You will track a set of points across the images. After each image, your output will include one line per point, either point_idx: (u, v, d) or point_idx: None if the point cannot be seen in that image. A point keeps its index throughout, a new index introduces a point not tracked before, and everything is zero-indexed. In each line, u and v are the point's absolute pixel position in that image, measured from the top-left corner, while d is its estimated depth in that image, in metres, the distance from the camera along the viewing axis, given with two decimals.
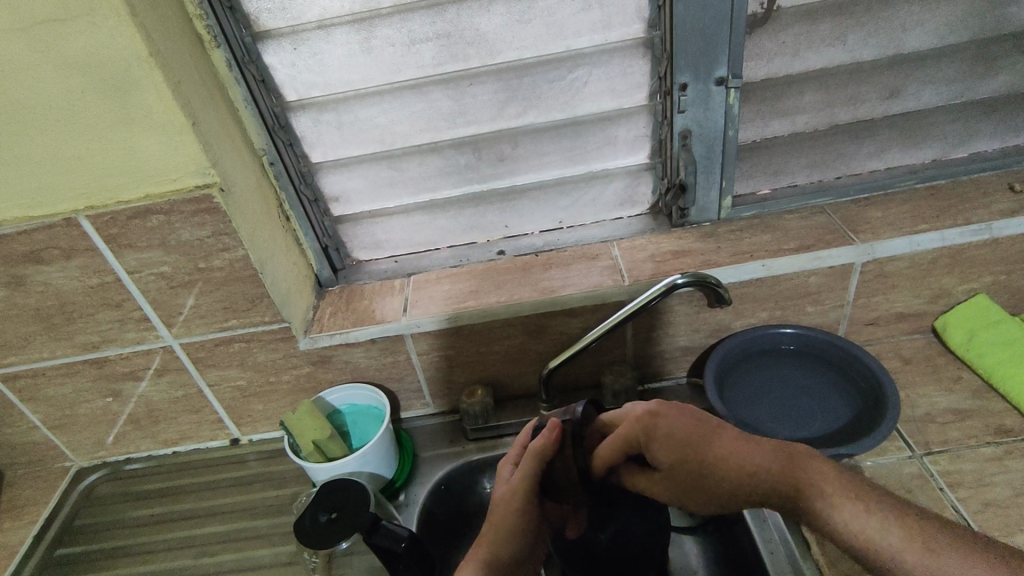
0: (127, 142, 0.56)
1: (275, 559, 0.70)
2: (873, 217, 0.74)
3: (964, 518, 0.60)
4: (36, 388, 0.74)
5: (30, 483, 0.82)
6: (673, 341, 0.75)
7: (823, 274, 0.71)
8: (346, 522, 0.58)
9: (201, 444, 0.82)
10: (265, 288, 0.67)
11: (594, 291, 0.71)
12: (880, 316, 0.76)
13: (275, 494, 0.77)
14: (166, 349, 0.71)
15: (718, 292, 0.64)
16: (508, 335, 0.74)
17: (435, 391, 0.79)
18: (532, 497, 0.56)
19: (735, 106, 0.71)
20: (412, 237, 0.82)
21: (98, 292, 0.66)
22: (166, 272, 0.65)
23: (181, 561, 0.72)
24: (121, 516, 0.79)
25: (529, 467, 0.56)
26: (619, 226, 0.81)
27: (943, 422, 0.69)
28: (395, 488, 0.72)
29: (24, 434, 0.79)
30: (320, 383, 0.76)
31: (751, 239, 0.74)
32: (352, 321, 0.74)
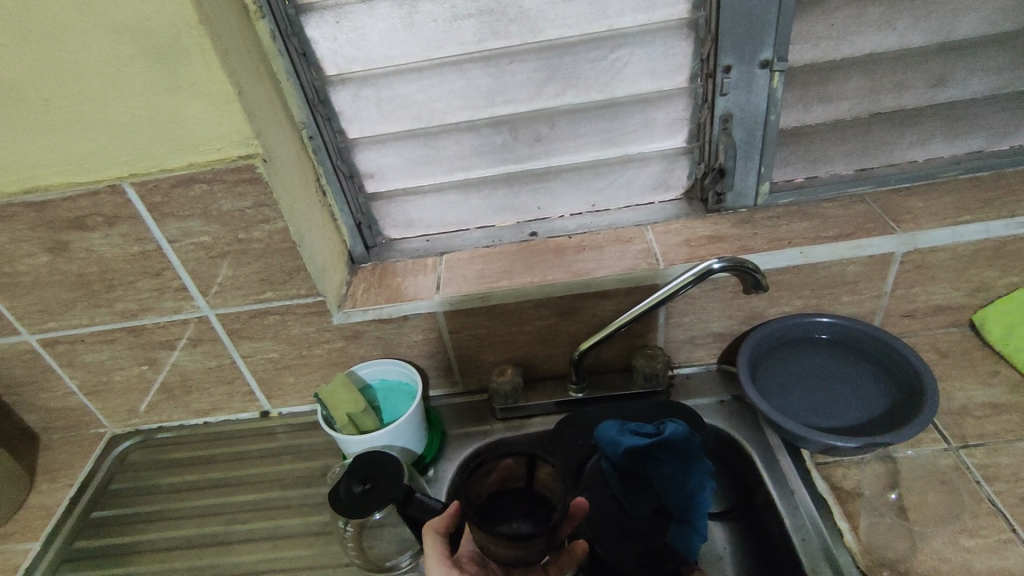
0: (174, 110, 0.56)
1: (304, 529, 0.71)
2: (915, 207, 0.73)
3: (1001, 511, 0.59)
4: (74, 354, 0.75)
5: (65, 447, 0.84)
6: (706, 327, 0.75)
7: (862, 263, 0.70)
8: (379, 493, 0.58)
9: (231, 415, 0.84)
10: (302, 261, 0.67)
11: (628, 274, 0.71)
12: (917, 308, 0.74)
13: (305, 465, 0.78)
14: (202, 319, 0.72)
15: (755, 277, 0.65)
16: (540, 316, 0.74)
17: (464, 370, 0.79)
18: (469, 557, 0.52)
19: (778, 90, 0.70)
20: (445, 216, 0.82)
21: (138, 260, 0.66)
22: (206, 241, 0.65)
23: (211, 527, 0.73)
24: (152, 482, 0.80)
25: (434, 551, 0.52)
26: (652, 210, 0.81)
27: (980, 415, 0.68)
28: (424, 463, 0.73)
29: (61, 399, 0.80)
30: (351, 359, 0.77)
31: (788, 226, 0.73)
32: (385, 298, 0.74)
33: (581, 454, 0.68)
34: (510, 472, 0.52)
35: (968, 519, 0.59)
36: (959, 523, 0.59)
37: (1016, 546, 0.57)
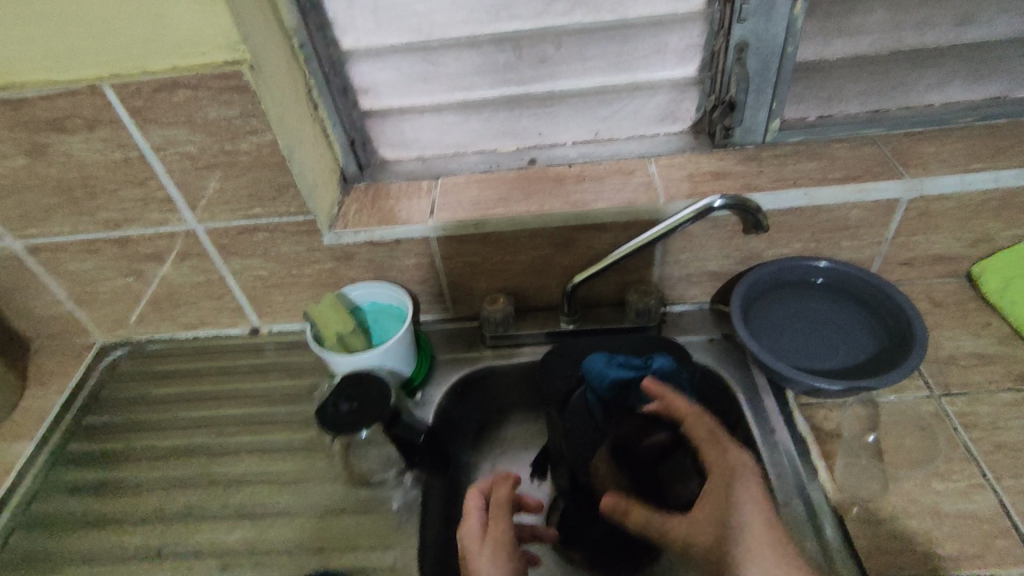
0: (155, 6, 0.53)
1: (293, 443, 0.72)
2: (927, 152, 0.70)
3: (974, 457, 0.61)
4: (59, 262, 0.74)
5: (55, 355, 0.84)
6: (702, 265, 0.74)
7: (866, 208, 0.68)
8: (366, 412, 0.59)
9: (221, 331, 0.83)
10: (292, 177, 0.65)
11: (627, 207, 0.69)
12: (916, 256, 0.74)
13: (294, 382, 0.79)
14: (189, 232, 0.71)
15: (756, 217, 0.64)
16: (534, 246, 0.72)
17: (456, 297, 0.79)
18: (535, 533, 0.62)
19: (799, 19, 0.66)
20: (442, 138, 0.79)
21: (121, 168, 0.64)
22: (192, 151, 0.63)
23: (201, 437, 0.74)
24: (141, 392, 0.81)
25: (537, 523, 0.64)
26: (656, 143, 0.78)
27: (965, 365, 0.68)
28: (412, 386, 0.73)
29: (49, 307, 0.80)
30: (341, 280, 0.76)
31: (795, 165, 0.71)
32: (377, 220, 0.72)
33: (569, 383, 0.67)
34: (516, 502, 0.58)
35: (942, 464, 0.61)
36: (932, 467, 0.60)
37: (984, 491, 0.58)
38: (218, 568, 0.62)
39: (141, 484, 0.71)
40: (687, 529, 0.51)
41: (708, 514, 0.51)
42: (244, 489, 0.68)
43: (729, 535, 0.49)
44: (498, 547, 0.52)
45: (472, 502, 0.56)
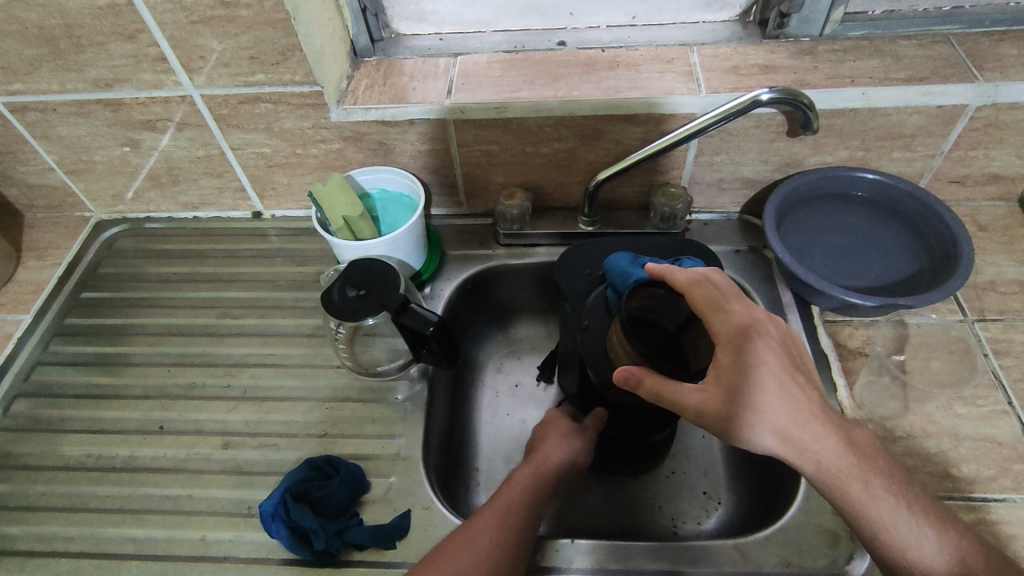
0: None
1: (298, 330, 0.70)
2: (1005, 54, 0.63)
3: (1002, 383, 0.58)
4: (48, 125, 0.69)
5: (50, 227, 0.81)
6: (737, 169, 0.68)
7: (927, 114, 0.62)
8: (374, 299, 0.56)
9: (223, 213, 0.80)
10: (298, 38, 0.58)
11: (664, 97, 0.63)
12: (969, 174, 0.68)
13: (299, 270, 0.76)
14: (186, 99, 0.65)
15: (807, 115, 0.58)
16: (559, 137, 0.67)
17: (470, 190, 0.74)
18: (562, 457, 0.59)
19: None
20: (463, 12, 0.71)
21: (108, 17, 0.57)
22: (185, 1, 0.56)
23: (203, 318, 0.72)
24: (142, 270, 0.78)
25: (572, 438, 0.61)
26: (701, 31, 0.70)
27: (1005, 291, 0.65)
28: (421, 279, 0.70)
29: (41, 176, 0.76)
30: (349, 164, 0.71)
31: (854, 62, 0.64)
32: (390, 98, 0.66)
33: (587, 282, 0.64)
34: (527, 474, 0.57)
35: (967, 388, 0.58)
36: (957, 391, 0.58)
37: (1008, 418, 0.56)
38: (221, 446, 0.62)
39: (144, 360, 0.70)
40: (700, 402, 0.45)
41: (720, 381, 0.46)
42: (247, 371, 0.67)
43: (739, 392, 0.45)
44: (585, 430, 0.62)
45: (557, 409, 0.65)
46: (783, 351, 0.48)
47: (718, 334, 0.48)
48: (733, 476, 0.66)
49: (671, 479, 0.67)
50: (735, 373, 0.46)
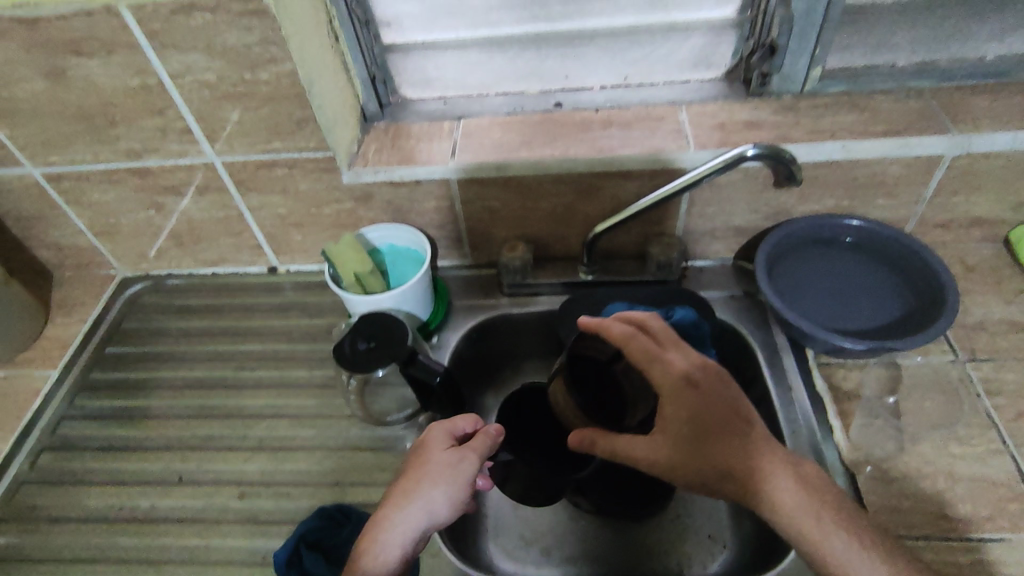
0: None
1: (311, 380, 0.73)
2: (977, 107, 0.66)
3: (995, 423, 0.60)
4: (80, 192, 0.74)
5: (78, 285, 0.85)
6: (728, 219, 0.72)
7: (906, 163, 0.65)
8: (383, 351, 0.59)
9: (240, 268, 0.84)
10: (312, 110, 0.63)
11: (657, 154, 0.67)
12: (953, 218, 0.71)
13: (312, 322, 0.79)
14: (208, 166, 0.70)
15: (789, 169, 0.60)
16: (557, 193, 0.71)
17: (474, 243, 0.78)
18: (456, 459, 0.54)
19: None
20: (466, 77, 0.76)
21: (140, 95, 0.63)
22: (211, 80, 0.61)
23: (221, 371, 0.76)
24: (163, 325, 0.82)
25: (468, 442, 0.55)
26: (689, 89, 0.75)
27: (995, 331, 0.67)
28: (428, 329, 0.73)
29: (72, 237, 0.80)
30: (360, 221, 0.75)
31: (834, 117, 0.68)
32: (397, 160, 0.70)
33: None
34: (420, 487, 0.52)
35: (961, 428, 0.60)
36: (951, 431, 0.60)
37: (1002, 456, 0.58)
38: (237, 495, 0.64)
39: (164, 413, 0.72)
40: (647, 453, 0.50)
41: (666, 432, 0.50)
42: (262, 422, 0.70)
43: (684, 440, 0.49)
44: (459, 461, 0.53)
45: (442, 422, 0.57)
46: (729, 392, 0.50)
47: (660, 385, 0.49)
48: (736, 517, 0.67)
49: (675, 521, 0.68)
50: (677, 421, 0.49)
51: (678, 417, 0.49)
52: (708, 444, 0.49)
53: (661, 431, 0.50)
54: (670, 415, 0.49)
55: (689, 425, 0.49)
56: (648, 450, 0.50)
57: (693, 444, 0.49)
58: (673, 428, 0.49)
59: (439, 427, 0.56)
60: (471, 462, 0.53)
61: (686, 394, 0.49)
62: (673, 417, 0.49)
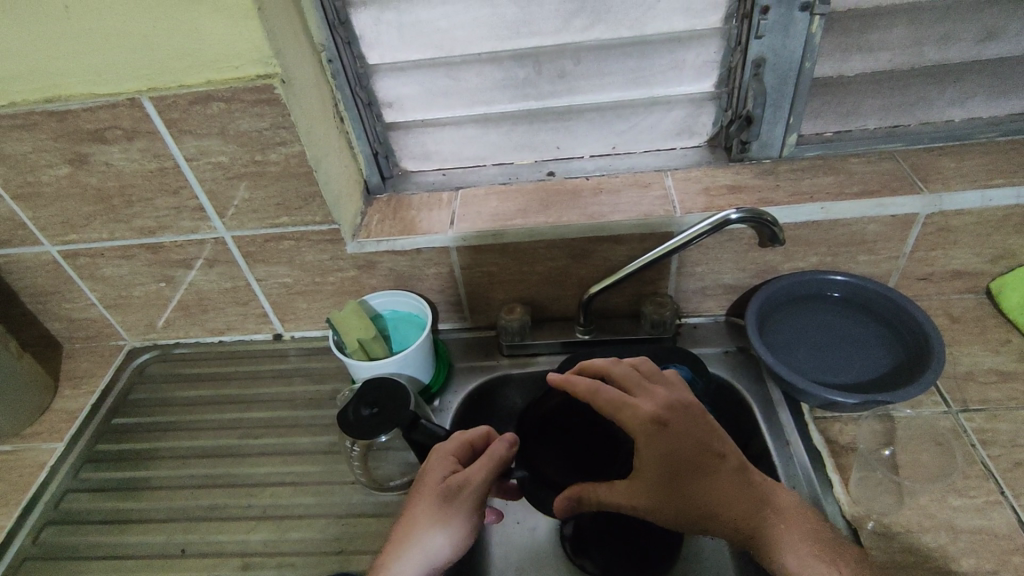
0: (193, 24, 0.55)
1: (315, 447, 0.74)
2: (946, 167, 0.70)
3: (993, 474, 0.61)
4: (95, 267, 0.77)
5: (88, 357, 0.87)
6: (718, 277, 0.74)
7: (883, 222, 0.69)
8: (387, 416, 0.61)
9: (246, 336, 0.86)
10: (319, 187, 0.67)
11: (645, 219, 0.70)
12: (934, 271, 0.74)
13: (316, 388, 0.81)
14: (219, 240, 0.73)
15: (772, 231, 0.63)
16: (552, 257, 0.74)
17: (474, 307, 0.80)
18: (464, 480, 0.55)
19: (817, 35, 0.66)
20: (463, 151, 0.80)
21: (157, 177, 0.67)
22: (224, 162, 0.65)
23: (226, 439, 0.76)
24: (169, 394, 0.83)
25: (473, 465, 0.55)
26: (673, 157, 0.79)
27: (984, 381, 0.68)
28: (430, 392, 0.75)
29: (83, 311, 0.83)
30: (363, 289, 0.78)
31: (811, 180, 0.72)
32: (399, 230, 0.74)
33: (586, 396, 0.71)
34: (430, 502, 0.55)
35: (958, 480, 0.60)
36: (950, 483, 0.60)
37: (1002, 508, 0.58)
38: (240, 567, 0.64)
39: (168, 483, 0.73)
40: (627, 499, 0.53)
41: (643, 477, 0.52)
42: (266, 490, 0.70)
43: (659, 481, 0.52)
44: (458, 484, 0.54)
45: (448, 446, 0.58)
46: (699, 432, 0.53)
47: (630, 430, 0.53)
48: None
49: None
50: (651, 463, 0.52)
51: (652, 460, 0.52)
52: (682, 484, 0.52)
53: (637, 476, 0.53)
54: (645, 458, 0.52)
55: (664, 466, 0.52)
56: (626, 496, 0.53)
57: (668, 485, 0.52)
58: (648, 471, 0.52)
59: (445, 451, 0.57)
60: (465, 495, 0.54)
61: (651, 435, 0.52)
62: (648, 461, 0.52)
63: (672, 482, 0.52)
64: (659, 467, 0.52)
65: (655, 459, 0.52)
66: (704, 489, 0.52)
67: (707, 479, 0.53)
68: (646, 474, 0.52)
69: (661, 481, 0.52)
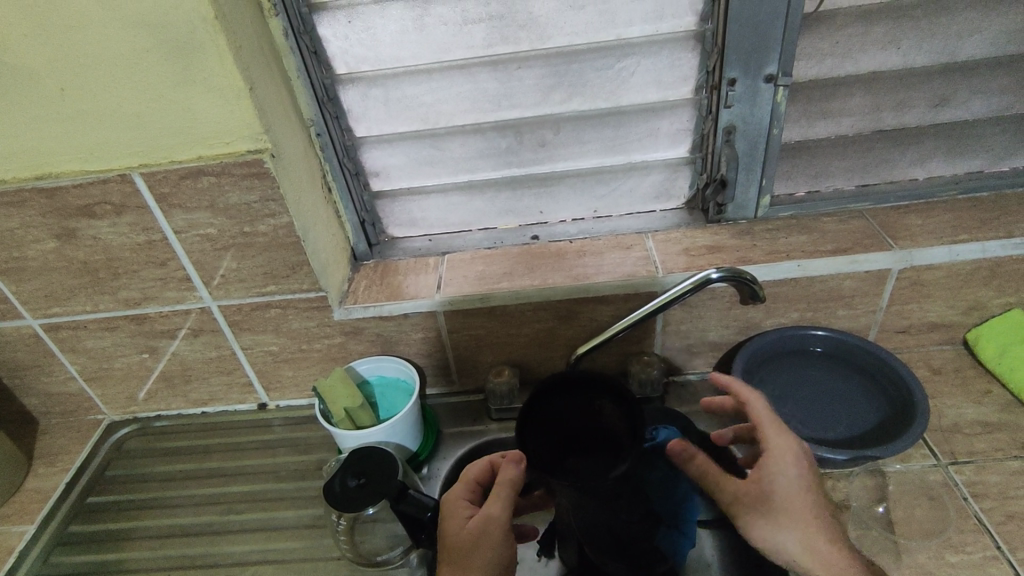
0: (187, 103, 0.57)
1: (299, 521, 0.71)
2: (913, 225, 0.73)
3: (987, 528, 0.60)
4: (76, 340, 0.76)
5: (64, 432, 0.85)
6: (703, 335, 0.75)
7: (858, 278, 0.71)
8: (373, 488, 0.60)
9: (229, 407, 0.84)
10: (306, 256, 0.68)
11: (628, 280, 0.72)
12: (911, 324, 0.75)
13: (301, 458, 0.79)
14: (204, 310, 0.73)
15: (752, 288, 0.64)
16: (538, 319, 0.74)
17: (462, 370, 0.80)
18: (484, 517, 0.55)
19: (782, 104, 0.70)
20: (448, 217, 0.82)
21: (144, 250, 0.67)
22: (212, 234, 0.66)
23: (206, 516, 0.74)
24: (148, 470, 0.81)
25: (494, 499, 0.55)
26: (653, 219, 0.82)
27: (970, 433, 0.69)
28: (418, 460, 0.73)
29: (62, 384, 0.81)
30: (350, 355, 0.77)
31: (786, 239, 0.74)
32: (386, 296, 0.75)
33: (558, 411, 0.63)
34: (461, 546, 0.53)
35: (954, 535, 0.60)
36: (946, 539, 0.60)
37: (1000, 563, 0.58)
38: None
39: (145, 566, 0.70)
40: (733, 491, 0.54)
41: (756, 481, 0.54)
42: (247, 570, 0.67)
43: (773, 496, 0.53)
44: (483, 519, 0.54)
45: (456, 490, 0.58)
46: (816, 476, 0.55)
47: (767, 441, 0.56)
48: None
49: None
50: (768, 473, 0.54)
51: (771, 474, 0.54)
52: (789, 507, 0.53)
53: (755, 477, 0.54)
54: (769, 469, 0.54)
55: (778, 487, 0.53)
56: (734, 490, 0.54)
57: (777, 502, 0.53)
58: (762, 479, 0.54)
59: (456, 497, 0.57)
60: (492, 533, 0.54)
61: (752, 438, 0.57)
62: (771, 472, 0.54)
63: (779, 499, 0.53)
64: (775, 484, 0.53)
65: (776, 476, 0.54)
66: (807, 520, 0.52)
67: (811, 512, 0.53)
68: (760, 480, 0.54)
69: (771, 496, 0.53)
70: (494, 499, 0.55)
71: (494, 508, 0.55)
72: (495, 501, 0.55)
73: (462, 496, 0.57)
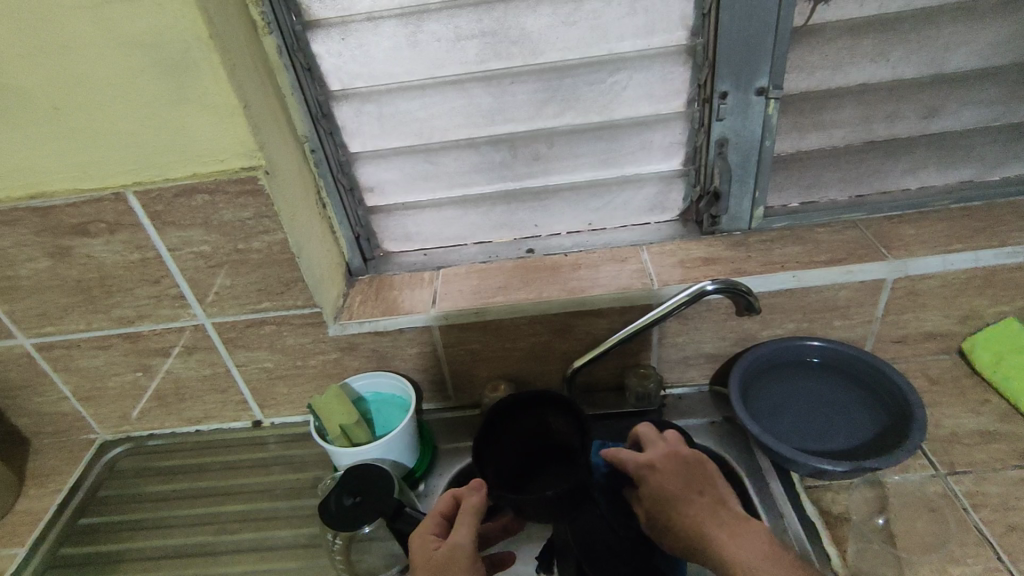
0: (181, 122, 0.57)
1: (294, 540, 0.71)
2: (906, 235, 0.74)
3: (988, 539, 0.60)
4: (69, 359, 0.75)
5: (56, 452, 0.84)
6: (699, 347, 0.75)
7: (853, 288, 0.71)
8: (370, 506, 0.59)
9: (224, 425, 0.84)
10: (301, 272, 0.68)
11: (624, 292, 0.72)
12: (908, 334, 0.75)
13: (296, 476, 0.78)
14: (198, 327, 0.72)
15: (748, 299, 0.64)
16: (535, 332, 0.74)
17: (459, 385, 0.79)
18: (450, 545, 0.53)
19: (774, 116, 0.71)
20: (443, 231, 0.82)
21: (137, 267, 0.67)
22: (206, 251, 0.66)
23: (201, 536, 0.73)
24: (142, 490, 0.80)
25: (459, 527, 0.54)
26: (648, 231, 0.82)
27: (969, 443, 0.69)
28: (415, 477, 0.72)
29: (55, 404, 0.80)
30: (345, 370, 0.77)
31: (781, 250, 0.74)
32: (381, 311, 0.74)
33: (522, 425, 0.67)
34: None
35: (956, 547, 0.60)
36: (947, 551, 0.60)
37: None
38: None
39: None
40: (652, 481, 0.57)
41: (666, 471, 0.56)
42: None
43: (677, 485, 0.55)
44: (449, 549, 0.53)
45: (424, 523, 0.57)
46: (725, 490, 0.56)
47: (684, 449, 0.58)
48: None
49: None
50: (680, 469, 0.56)
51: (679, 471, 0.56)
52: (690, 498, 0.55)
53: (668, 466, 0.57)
54: (682, 466, 0.57)
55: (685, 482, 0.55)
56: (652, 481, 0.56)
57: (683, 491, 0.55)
58: (671, 470, 0.56)
59: (422, 531, 0.56)
60: (457, 560, 0.52)
61: (654, 487, 0.56)
62: (681, 468, 0.56)
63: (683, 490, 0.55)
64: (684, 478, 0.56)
65: (686, 473, 0.56)
66: (703, 510, 0.54)
67: (712, 506, 0.54)
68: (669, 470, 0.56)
69: (677, 486, 0.55)
70: (457, 528, 0.54)
71: (458, 536, 0.53)
72: (459, 529, 0.54)
73: (428, 529, 0.56)
